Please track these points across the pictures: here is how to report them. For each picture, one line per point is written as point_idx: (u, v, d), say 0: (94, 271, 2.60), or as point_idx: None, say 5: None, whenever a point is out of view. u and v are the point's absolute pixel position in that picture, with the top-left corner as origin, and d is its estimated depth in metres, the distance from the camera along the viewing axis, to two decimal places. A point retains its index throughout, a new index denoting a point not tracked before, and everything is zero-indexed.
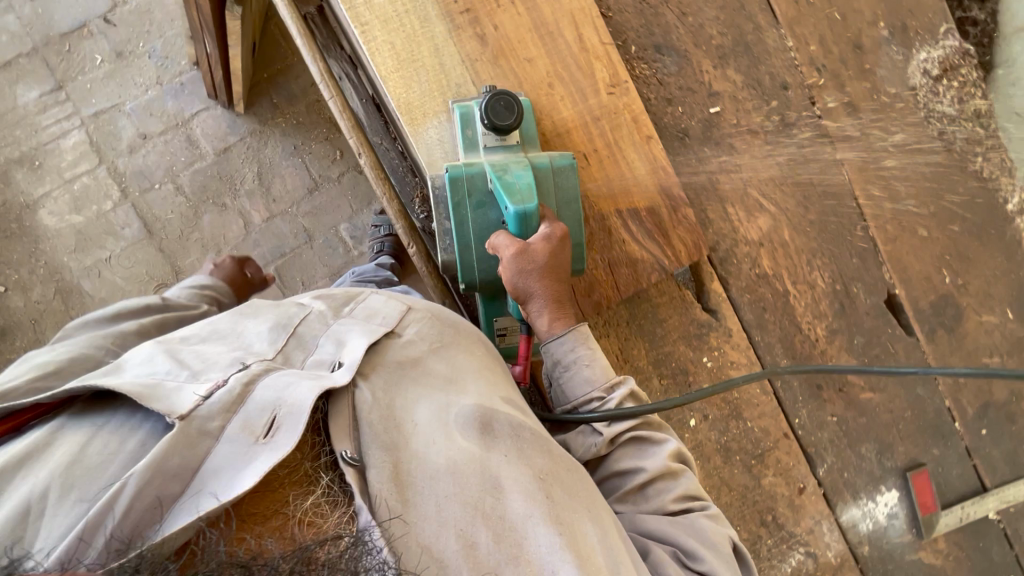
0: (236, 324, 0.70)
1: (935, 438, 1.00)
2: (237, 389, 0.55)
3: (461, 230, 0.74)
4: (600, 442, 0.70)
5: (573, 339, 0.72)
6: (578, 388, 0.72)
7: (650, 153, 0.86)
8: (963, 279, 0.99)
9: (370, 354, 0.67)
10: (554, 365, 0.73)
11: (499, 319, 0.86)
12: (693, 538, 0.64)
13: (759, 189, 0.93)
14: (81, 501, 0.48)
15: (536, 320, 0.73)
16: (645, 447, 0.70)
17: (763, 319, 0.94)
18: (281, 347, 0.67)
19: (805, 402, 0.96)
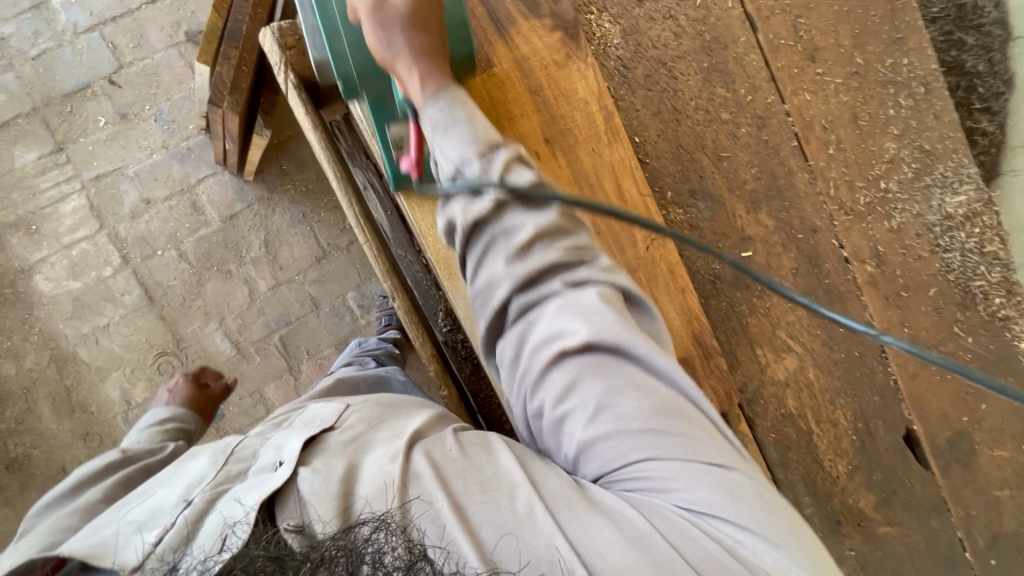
0: (178, 468, 0.68)
1: (945, 568, 1.02)
2: (185, 527, 0.55)
3: (326, 19, 0.70)
4: (486, 201, 0.59)
5: (447, 96, 0.62)
6: (452, 149, 0.60)
7: (686, 305, 0.86)
8: (978, 415, 1.01)
9: (308, 447, 0.59)
10: (436, 118, 0.62)
11: (392, 129, 0.76)
12: (579, 312, 0.56)
13: (786, 329, 0.94)
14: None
15: (406, 84, 0.64)
16: (528, 202, 0.60)
17: (787, 458, 0.95)
18: (222, 468, 0.63)
19: (825, 537, 0.97)
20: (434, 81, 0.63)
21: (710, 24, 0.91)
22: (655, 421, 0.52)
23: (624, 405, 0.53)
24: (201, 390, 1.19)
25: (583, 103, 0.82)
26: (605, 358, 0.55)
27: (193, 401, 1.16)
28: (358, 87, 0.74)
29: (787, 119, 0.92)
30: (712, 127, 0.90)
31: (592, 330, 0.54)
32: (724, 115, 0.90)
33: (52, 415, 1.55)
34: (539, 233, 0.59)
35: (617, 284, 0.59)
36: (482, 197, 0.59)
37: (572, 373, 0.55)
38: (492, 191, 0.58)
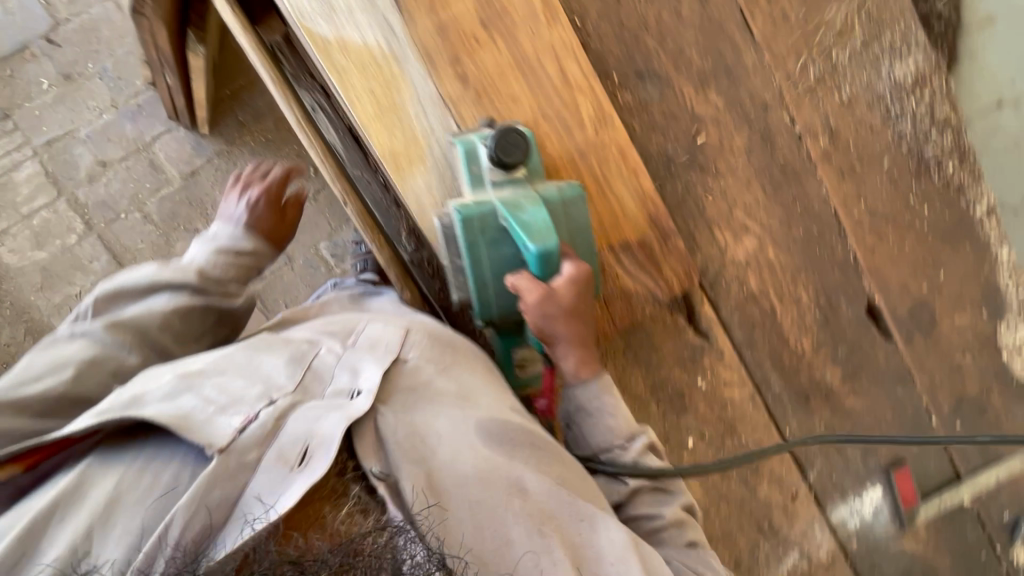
0: (251, 358, 0.78)
1: (913, 435, 1.05)
2: (269, 424, 0.68)
3: (477, 268, 0.75)
4: (623, 489, 0.83)
5: (597, 386, 0.81)
6: (602, 441, 0.82)
7: (639, 186, 0.86)
8: (937, 283, 1.03)
9: (383, 383, 0.78)
10: (579, 410, 0.82)
11: (519, 350, 0.92)
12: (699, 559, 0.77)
13: (743, 210, 0.94)
14: (124, 532, 0.59)
15: (560, 356, 0.80)
16: (661, 495, 0.83)
17: (753, 337, 0.96)
18: (300, 379, 0.76)
19: (794, 412, 1.00)
20: (585, 365, 0.81)
21: None
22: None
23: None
24: (271, 209, 1.01)
25: None
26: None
27: (268, 226, 1.00)
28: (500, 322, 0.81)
29: None
30: (654, 6, 0.88)
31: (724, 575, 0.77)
32: None
33: None
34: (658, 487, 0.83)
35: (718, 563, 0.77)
36: (621, 480, 0.83)
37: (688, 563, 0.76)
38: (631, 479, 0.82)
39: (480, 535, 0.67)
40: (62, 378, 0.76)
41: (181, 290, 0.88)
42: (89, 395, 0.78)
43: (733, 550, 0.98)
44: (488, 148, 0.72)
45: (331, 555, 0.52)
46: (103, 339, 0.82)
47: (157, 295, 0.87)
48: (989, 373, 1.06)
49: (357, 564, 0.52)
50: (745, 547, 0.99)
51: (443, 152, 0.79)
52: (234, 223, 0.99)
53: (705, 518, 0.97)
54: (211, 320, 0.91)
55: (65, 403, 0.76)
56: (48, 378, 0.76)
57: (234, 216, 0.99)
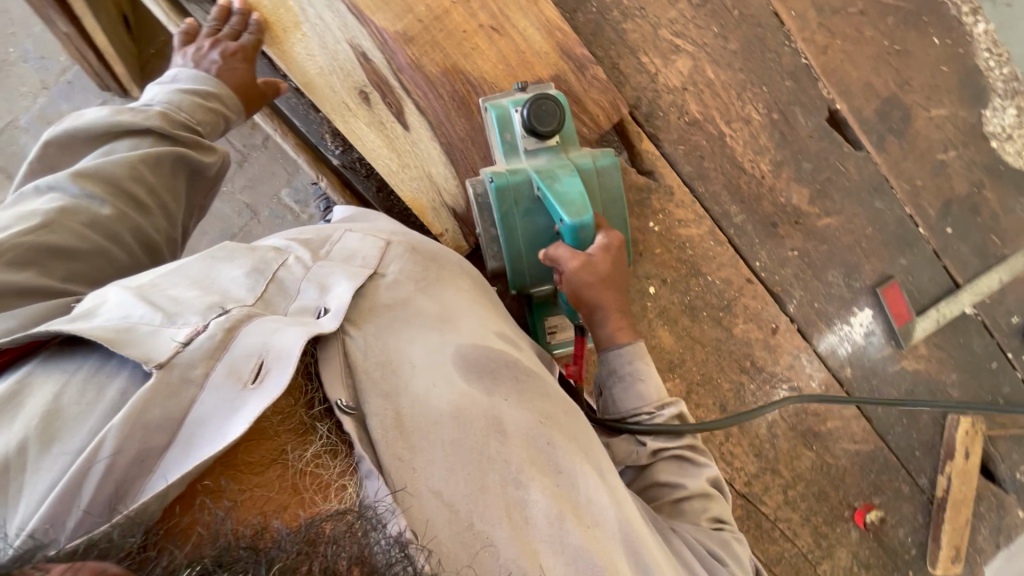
0: (204, 268, 0.56)
1: (900, 248, 0.98)
2: (220, 334, 0.47)
3: (511, 241, 0.73)
4: (642, 452, 0.67)
5: (633, 353, 0.70)
6: (629, 402, 0.69)
7: (542, 16, 0.79)
8: (906, 76, 0.92)
9: (356, 298, 0.58)
10: (608, 374, 0.71)
11: (549, 318, 0.84)
12: (720, 547, 0.60)
13: (670, 28, 0.85)
14: (62, 455, 0.41)
15: (597, 328, 0.72)
16: (686, 464, 0.68)
17: (704, 169, 0.90)
18: (262, 294, 0.55)
19: (763, 243, 0.94)
20: (623, 330, 0.72)
21: None
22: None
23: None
24: (252, 64, 0.74)
25: None
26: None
27: (240, 79, 0.74)
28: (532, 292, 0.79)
29: None
30: None
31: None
32: None
33: None
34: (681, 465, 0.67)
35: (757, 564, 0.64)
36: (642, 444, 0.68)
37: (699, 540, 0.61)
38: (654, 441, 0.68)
39: (454, 479, 0.50)
40: (31, 226, 0.55)
41: (142, 136, 0.66)
42: (75, 246, 0.57)
43: (719, 395, 0.95)
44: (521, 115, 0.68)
45: (287, 542, 0.38)
46: (73, 187, 0.60)
47: (117, 143, 0.66)
48: (978, 168, 0.97)
49: (319, 553, 0.38)
50: (730, 391, 0.95)
51: (316, 12, 0.74)
52: (201, 67, 0.73)
53: (684, 366, 0.93)
54: (182, 176, 0.69)
55: (48, 257, 0.55)
56: (6, 229, 0.55)
57: (206, 62, 0.73)
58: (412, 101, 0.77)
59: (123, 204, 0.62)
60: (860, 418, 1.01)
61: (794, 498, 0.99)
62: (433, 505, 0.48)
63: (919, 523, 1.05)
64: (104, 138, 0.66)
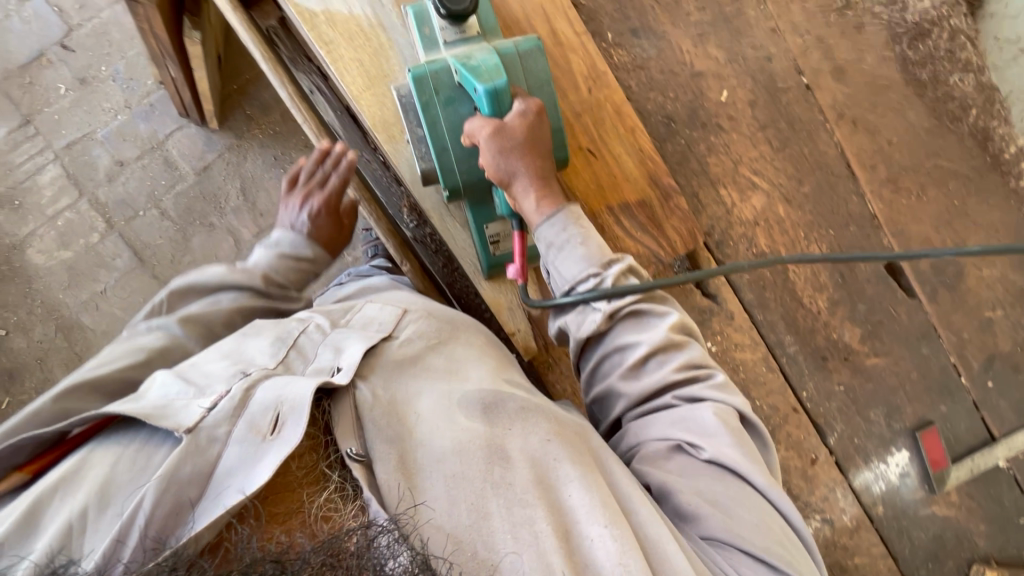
0: (237, 342, 0.63)
1: (941, 395, 1.01)
2: (239, 395, 0.52)
3: (434, 133, 0.71)
4: (599, 317, 0.66)
5: (564, 218, 0.68)
6: (570, 266, 0.68)
7: (637, 144, 0.84)
8: (963, 236, 0.97)
9: (368, 357, 0.62)
10: (546, 249, 0.69)
11: (490, 227, 0.79)
12: (695, 428, 0.62)
13: (749, 166, 0.91)
14: (113, 514, 0.46)
15: (524, 204, 0.70)
16: (644, 319, 0.68)
17: (764, 297, 0.94)
18: (283, 358, 0.60)
19: (811, 374, 0.97)
20: (548, 201, 0.69)
21: None
22: (748, 530, 0.56)
23: (729, 501, 0.58)
24: (334, 214, 0.90)
25: None
26: (716, 469, 0.60)
27: (325, 232, 0.90)
28: (463, 194, 0.75)
29: None
30: None
31: (717, 447, 0.60)
32: None
33: None
34: (654, 351, 0.65)
35: (739, 405, 0.64)
36: (594, 309, 0.67)
37: (666, 431, 0.63)
38: (604, 301, 0.67)
39: (456, 510, 0.53)
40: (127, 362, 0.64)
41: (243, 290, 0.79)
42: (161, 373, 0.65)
43: None
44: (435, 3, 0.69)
45: (314, 553, 0.42)
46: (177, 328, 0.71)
47: (222, 293, 0.79)
48: None
49: (341, 566, 0.41)
50: None
51: None
52: (295, 229, 0.89)
53: None
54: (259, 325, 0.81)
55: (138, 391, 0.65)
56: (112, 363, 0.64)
57: (297, 223, 0.88)
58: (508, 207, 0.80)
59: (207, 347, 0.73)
60: (888, 557, 1.01)
61: None
62: (438, 534, 0.51)
63: None
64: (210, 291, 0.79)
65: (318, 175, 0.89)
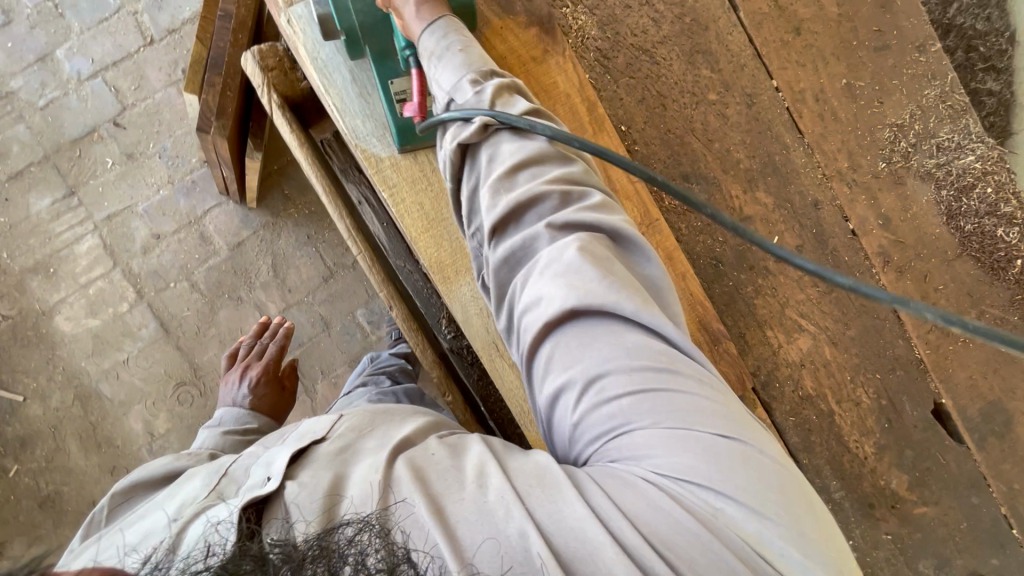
0: (169, 489, 0.56)
1: (992, 548, 0.96)
2: (171, 541, 0.46)
3: None
4: (472, 130, 0.61)
5: (443, 23, 0.66)
6: (447, 77, 0.65)
7: (688, 290, 0.84)
8: (1011, 384, 0.96)
9: (297, 460, 0.50)
10: (430, 60, 0.66)
11: (395, 84, 0.76)
12: (558, 258, 0.53)
13: (796, 309, 0.91)
14: None
15: (404, 11, 0.67)
16: (521, 135, 0.61)
17: (810, 441, 0.91)
18: (215, 486, 0.52)
19: (857, 522, 0.93)
20: (430, 9, 0.67)
21: (689, 6, 0.90)
22: (633, 383, 0.48)
23: (610, 353, 0.49)
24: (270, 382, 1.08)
25: (565, 97, 0.82)
26: (581, 317, 0.51)
27: (266, 400, 1.05)
28: (361, 40, 0.75)
29: (777, 94, 0.91)
30: (700, 110, 0.89)
31: (576, 282, 0.51)
32: (710, 97, 0.89)
33: (79, 451, 1.56)
34: (523, 165, 0.58)
35: (616, 225, 0.56)
36: (470, 126, 0.61)
37: (535, 283, 0.53)
38: (480, 118, 0.61)
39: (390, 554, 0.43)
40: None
41: None
42: None
43: None
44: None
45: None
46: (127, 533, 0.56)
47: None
48: None
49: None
50: None
51: None
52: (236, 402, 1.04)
53: None
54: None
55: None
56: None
57: (239, 397, 1.05)
58: None
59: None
60: None
61: None
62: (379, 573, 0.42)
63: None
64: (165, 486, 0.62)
65: (258, 350, 1.16)
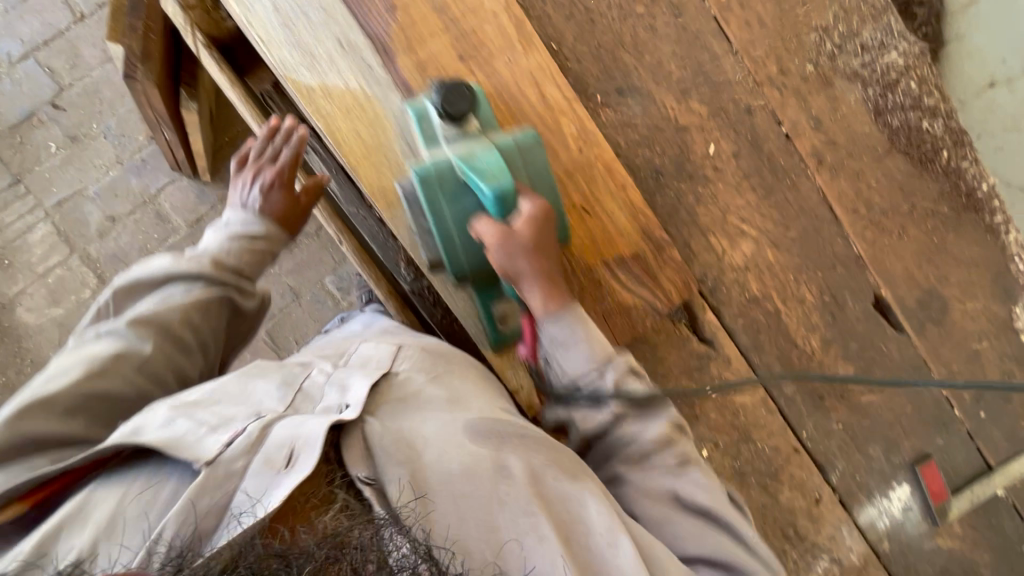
0: (243, 385, 0.72)
1: (937, 428, 1.02)
2: (255, 432, 0.61)
3: (440, 224, 0.73)
4: (608, 378, 0.74)
5: (570, 319, 0.74)
6: (576, 363, 0.74)
7: (628, 200, 0.86)
8: (944, 272, 1.01)
9: (371, 394, 0.71)
10: (553, 342, 0.75)
11: (496, 304, 0.86)
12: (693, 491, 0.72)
13: (737, 214, 0.94)
14: (127, 548, 0.55)
15: (529, 297, 0.75)
16: (643, 403, 0.75)
17: (759, 340, 0.96)
18: (291, 401, 0.70)
19: (809, 414, 0.98)
20: (554, 300, 0.75)
21: None
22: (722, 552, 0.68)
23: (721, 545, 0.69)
24: (286, 188, 0.95)
25: (491, 16, 0.83)
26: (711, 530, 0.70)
27: (279, 209, 0.94)
28: (468, 274, 0.78)
29: (704, 4, 0.92)
30: (629, 23, 0.90)
31: (710, 499, 0.72)
32: (638, 10, 0.90)
33: None
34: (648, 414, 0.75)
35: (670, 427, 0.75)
36: (601, 408, 0.75)
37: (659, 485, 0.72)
38: (612, 402, 0.74)
39: (466, 524, 0.61)
40: (88, 372, 0.72)
41: (193, 281, 0.84)
42: (122, 392, 0.74)
43: None
44: (435, 104, 0.71)
45: (317, 548, 0.49)
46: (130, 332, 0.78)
47: (170, 286, 0.83)
48: (1009, 359, 1.04)
49: (345, 555, 0.49)
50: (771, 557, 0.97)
51: None
52: (246, 208, 0.93)
53: None
54: (224, 316, 0.87)
55: (95, 401, 0.72)
56: (64, 377, 0.71)
57: (250, 201, 0.93)
58: None
59: (168, 345, 0.80)
60: None
61: None
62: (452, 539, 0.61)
63: None
64: (156, 286, 0.83)
65: (270, 153, 0.95)
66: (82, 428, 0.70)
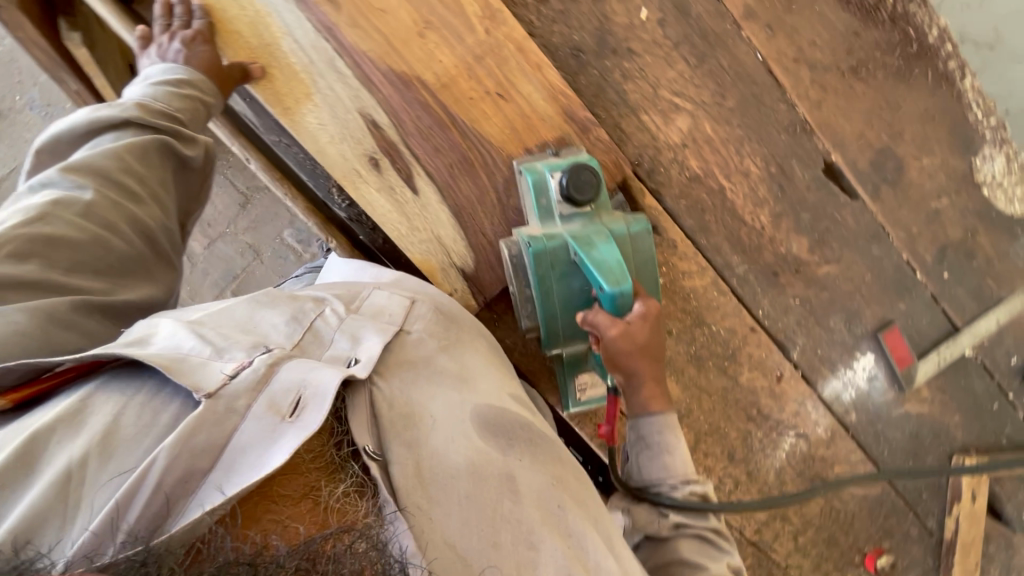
0: (250, 315, 0.61)
1: (899, 293, 0.99)
2: (263, 368, 0.50)
3: (546, 302, 0.74)
4: (664, 522, 0.70)
5: (662, 425, 0.73)
6: (658, 471, 0.73)
7: (546, 81, 0.80)
8: (898, 128, 0.95)
9: (383, 352, 0.61)
10: (636, 440, 0.74)
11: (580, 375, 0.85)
12: None
13: (669, 88, 0.88)
14: (118, 474, 0.44)
15: (632, 398, 0.74)
16: (707, 545, 0.69)
17: (705, 221, 0.92)
18: (299, 340, 0.58)
19: (764, 292, 0.95)
20: (657, 400, 0.74)
21: None
22: None
23: None
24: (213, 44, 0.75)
25: None
26: None
27: (207, 59, 0.74)
28: (558, 341, 0.78)
29: None
30: None
31: None
32: None
33: None
34: None
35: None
36: (668, 476, 0.72)
37: None
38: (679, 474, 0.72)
39: (467, 531, 0.53)
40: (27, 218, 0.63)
41: (120, 127, 0.71)
42: (73, 236, 0.64)
43: (726, 443, 0.96)
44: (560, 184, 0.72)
45: (289, 556, 0.41)
46: (63, 181, 0.66)
47: (100, 137, 0.71)
48: (971, 214, 1.00)
49: (317, 571, 0.41)
50: (737, 438, 0.96)
51: (327, 83, 0.76)
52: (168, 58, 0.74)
53: (691, 415, 0.95)
54: (170, 167, 0.74)
55: (48, 247, 0.63)
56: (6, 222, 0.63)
57: (170, 53, 0.74)
58: (422, 167, 0.80)
59: (114, 193, 0.68)
60: (866, 461, 1.02)
61: (804, 543, 1.00)
62: (445, 553, 0.52)
63: (927, 565, 1.06)
64: (89, 134, 0.71)
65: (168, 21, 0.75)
66: (40, 271, 0.62)
